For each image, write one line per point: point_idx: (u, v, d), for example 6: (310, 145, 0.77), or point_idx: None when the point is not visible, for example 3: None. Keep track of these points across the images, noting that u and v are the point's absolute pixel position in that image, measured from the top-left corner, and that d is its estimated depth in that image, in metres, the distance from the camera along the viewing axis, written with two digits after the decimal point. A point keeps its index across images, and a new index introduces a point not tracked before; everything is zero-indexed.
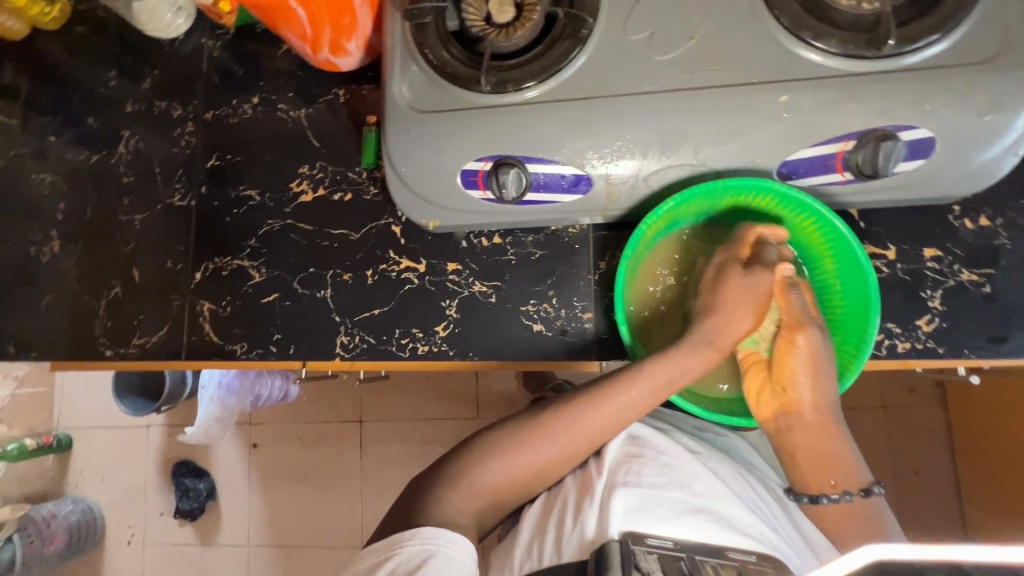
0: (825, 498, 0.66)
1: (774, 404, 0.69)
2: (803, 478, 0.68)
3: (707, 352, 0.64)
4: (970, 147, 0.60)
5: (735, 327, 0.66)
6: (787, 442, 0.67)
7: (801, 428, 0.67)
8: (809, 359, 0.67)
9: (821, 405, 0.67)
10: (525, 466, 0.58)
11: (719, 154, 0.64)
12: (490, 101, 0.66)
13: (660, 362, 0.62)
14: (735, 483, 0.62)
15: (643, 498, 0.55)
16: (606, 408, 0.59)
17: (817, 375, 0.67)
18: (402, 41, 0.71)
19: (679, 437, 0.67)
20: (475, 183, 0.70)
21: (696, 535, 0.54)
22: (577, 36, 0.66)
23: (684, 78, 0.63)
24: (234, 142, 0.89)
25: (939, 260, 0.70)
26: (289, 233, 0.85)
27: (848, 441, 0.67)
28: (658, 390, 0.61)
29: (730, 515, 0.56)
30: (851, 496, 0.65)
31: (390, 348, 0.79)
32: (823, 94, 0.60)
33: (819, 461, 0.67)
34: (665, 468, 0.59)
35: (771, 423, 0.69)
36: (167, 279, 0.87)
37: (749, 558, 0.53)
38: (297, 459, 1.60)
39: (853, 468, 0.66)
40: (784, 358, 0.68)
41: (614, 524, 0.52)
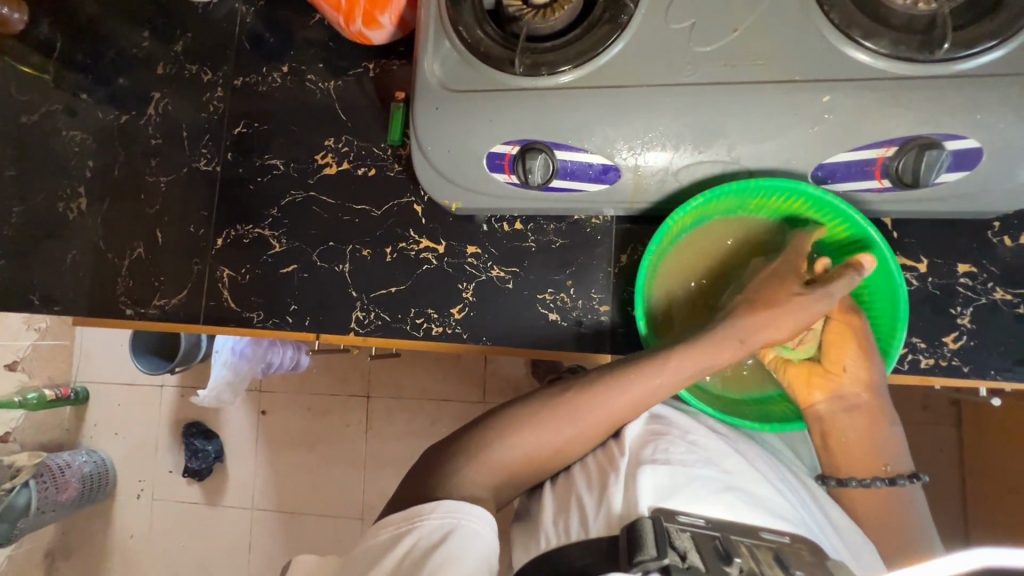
0: (879, 482, 0.63)
1: (826, 390, 0.66)
2: (854, 465, 0.65)
3: (737, 349, 0.62)
4: (1019, 161, 0.58)
5: (777, 321, 0.63)
6: (840, 424, 0.65)
7: (859, 411, 0.65)
8: (862, 343, 0.65)
9: (875, 389, 0.65)
10: (536, 454, 0.57)
11: (754, 152, 0.63)
12: (523, 84, 0.65)
13: (686, 355, 0.61)
14: (764, 468, 0.61)
15: (674, 476, 0.53)
16: (627, 390, 0.59)
17: (873, 360, 0.65)
18: (436, 17, 0.70)
19: (702, 418, 0.66)
20: (502, 166, 0.69)
21: (727, 514, 0.52)
22: (617, 21, 0.64)
23: (724, 71, 0.61)
24: (262, 110, 0.89)
25: (972, 276, 0.67)
26: (311, 205, 0.85)
27: (898, 428, 0.66)
28: (689, 376, 0.61)
29: (759, 497, 0.55)
30: (904, 482, 0.63)
31: (404, 326, 0.79)
32: (868, 96, 0.58)
33: (871, 443, 0.65)
34: (692, 447, 0.58)
35: (823, 407, 0.66)
36: (189, 243, 0.88)
37: (783, 540, 0.50)
38: (304, 428, 1.62)
39: (901, 452, 0.65)
40: (835, 340, 0.67)
41: (644, 499, 0.50)
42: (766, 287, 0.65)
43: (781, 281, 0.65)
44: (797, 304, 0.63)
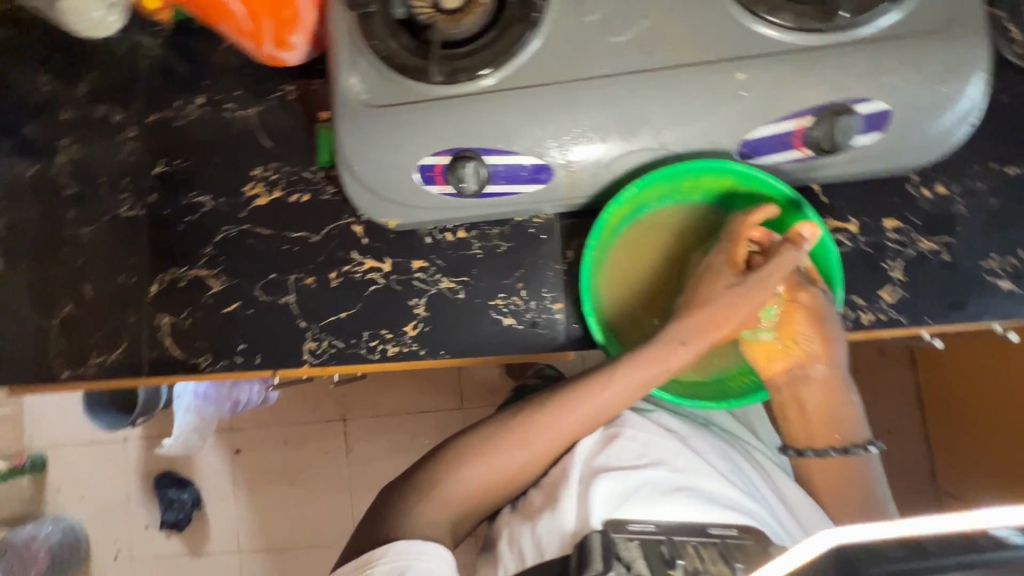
0: (833, 451, 0.66)
1: (784, 362, 0.67)
2: (811, 436, 0.67)
3: (682, 350, 0.62)
4: (923, 117, 0.61)
5: (715, 314, 0.64)
6: (797, 393, 0.66)
7: (813, 382, 0.66)
8: (813, 315, 0.65)
9: (831, 362, 0.66)
10: (498, 468, 0.59)
11: (681, 136, 0.63)
12: (446, 93, 0.65)
13: (633, 362, 0.61)
14: (714, 455, 0.65)
15: (625, 483, 0.57)
16: (576, 410, 0.59)
17: (825, 333, 0.65)
18: (346, 32, 0.67)
19: (658, 417, 0.68)
20: (433, 178, 0.67)
21: (677, 513, 0.57)
22: (529, 18, 0.64)
23: (639, 60, 0.62)
24: (182, 146, 0.85)
25: (899, 230, 0.70)
26: (247, 239, 0.82)
27: (854, 399, 0.67)
28: (641, 383, 0.60)
29: (708, 490, 0.60)
30: (858, 450, 0.66)
31: (359, 351, 0.77)
32: (778, 70, 0.60)
33: (826, 415, 0.67)
34: (645, 447, 0.61)
35: (781, 378, 0.67)
36: (121, 294, 0.83)
37: (729, 533, 0.55)
38: (283, 461, 1.58)
39: (855, 422, 0.67)
40: (789, 317, 0.66)
41: (596, 514, 0.55)
42: (700, 284, 0.66)
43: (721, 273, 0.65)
44: (733, 293, 0.64)
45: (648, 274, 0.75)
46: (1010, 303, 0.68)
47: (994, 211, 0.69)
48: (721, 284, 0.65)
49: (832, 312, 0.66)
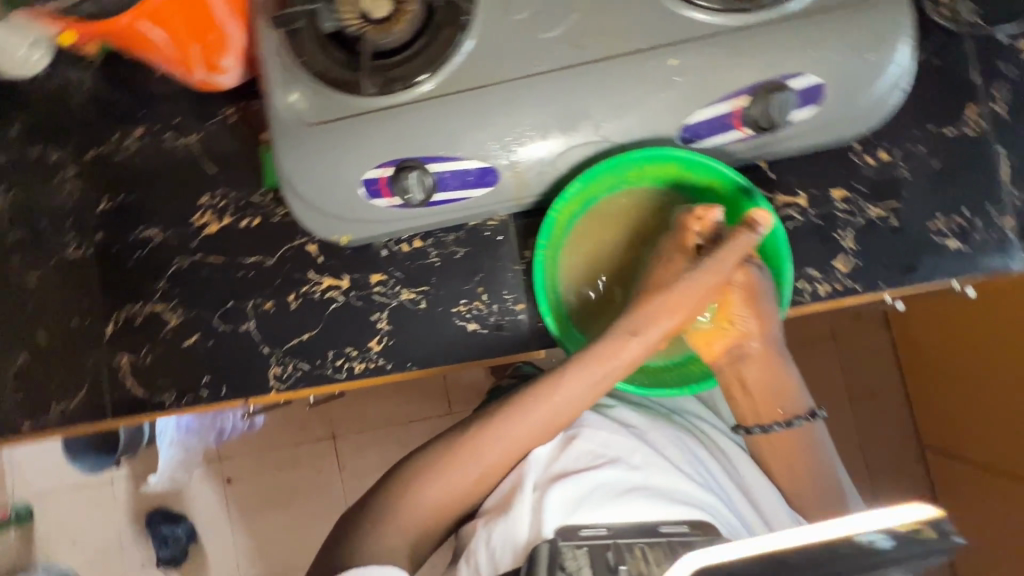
0: (777, 426, 0.67)
1: (723, 344, 0.67)
2: (756, 413, 0.68)
3: (630, 345, 0.62)
4: (856, 86, 0.62)
5: (661, 304, 0.64)
6: (739, 372, 0.67)
7: (749, 360, 0.67)
8: (746, 296, 0.66)
9: (767, 337, 0.67)
10: (466, 476, 0.60)
11: (621, 127, 0.63)
12: (382, 104, 0.64)
13: (585, 361, 0.62)
14: (671, 448, 0.66)
15: (579, 488, 0.59)
16: (532, 415, 0.61)
17: (759, 310, 0.66)
18: (276, 50, 0.66)
19: (615, 411, 0.69)
20: (380, 191, 0.66)
21: (629, 513, 0.58)
22: (458, 21, 0.63)
23: (572, 54, 0.62)
24: (125, 181, 0.82)
25: (847, 199, 0.71)
26: (200, 269, 0.80)
27: (793, 371, 0.68)
28: (593, 382, 0.61)
29: (662, 487, 0.61)
30: (801, 421, 0.67)
31: (326, 371, 0.76)
32: (709, 53, 0.60)
33: (766, 389, 0.67)
34: (601, 449, 0.63)
35: (721, 359, 0.68)
36: (75, 337, 0.81)
37: (681, 529, 0.56)
38: (276, 485, 1.55)
39: (797, 393, 0.68)
40: (726, 298, 0.66)
41: (548, 523, 0.57)
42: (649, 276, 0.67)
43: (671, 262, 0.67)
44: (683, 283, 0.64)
45: (604, 268, 0.75)
46: (959, 261, 0.70)
47: (936, 172, 0.70)
48: (671, 274, 0.66)
49: (769, 290, 0.66)
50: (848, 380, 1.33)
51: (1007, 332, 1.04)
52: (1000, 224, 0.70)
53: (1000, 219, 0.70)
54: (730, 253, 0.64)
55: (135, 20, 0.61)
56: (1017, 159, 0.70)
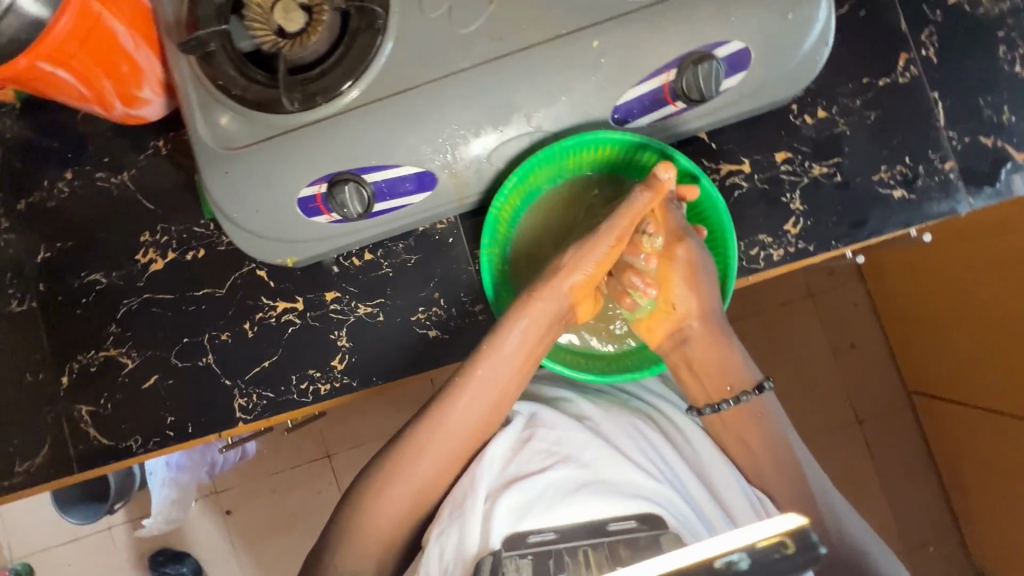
0: (726, 404, 0.69)
1: (667, 327, 0.71)
2: (706, 391, 0.71)
3: (534, 300, 0.65)
4: (782, 48, 0.61)
5: (571, 265, 0.67)
6: (685, 354, 0.70)
7: (692, 341, 0.70)
8: (688, 271, 0.68)
9: (706, 312, 0.69)
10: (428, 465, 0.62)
11: (552, 115, 0.62)
12: (305, 120, 0.62)
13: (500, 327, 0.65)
14: (624, 439, 0.65)
15: (528, 492, 0.58)
16: (462, 390, 0.64)
17: (699, 289, 0.69)
18: (192, 79, 0.64)
19: (574, 404, 0.71)
20: (318, 209, 0.65)
21: (579, 513, 0.56)
22: (374, 26, 0.61)
23: (494, 46, 0.60)
24: (62, 227, 0.80)
25: (791, 161, 0.71)
26: (151, 308, 0.78)
27: (736, 347, 0.71)
28: (511, 346, 0.65)
29: (614, 481, 0.59)
30: (749, 396, 0.69)
31: (291, 397, 0.75)
32: (631, 30, 0.59)
33: (711, 370, 0.70)
34: (555, 447, 0.63)
35: (665, 344, 0.71)
36: (30, 395, 0.78)
37: (629, 525, 0.55)
38: (276, 511, 1.50)
39: (742, 370, 0.70)
40: (666, 274, 0.69)
41: (496, 532, 0.56)
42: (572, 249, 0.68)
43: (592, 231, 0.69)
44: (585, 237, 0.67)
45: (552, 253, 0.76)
46: (907, 210, 0.70)
47: (875, 124, 0.70)
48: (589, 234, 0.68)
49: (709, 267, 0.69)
50: (830, 336, 1.33)
51: (990, 277, 1.04)
52: (943, 168, 0.70)
53: (943, 163, 0.70)
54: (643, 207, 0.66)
55: (35, 63, 0.56)
56: (952, 102, 0.70)
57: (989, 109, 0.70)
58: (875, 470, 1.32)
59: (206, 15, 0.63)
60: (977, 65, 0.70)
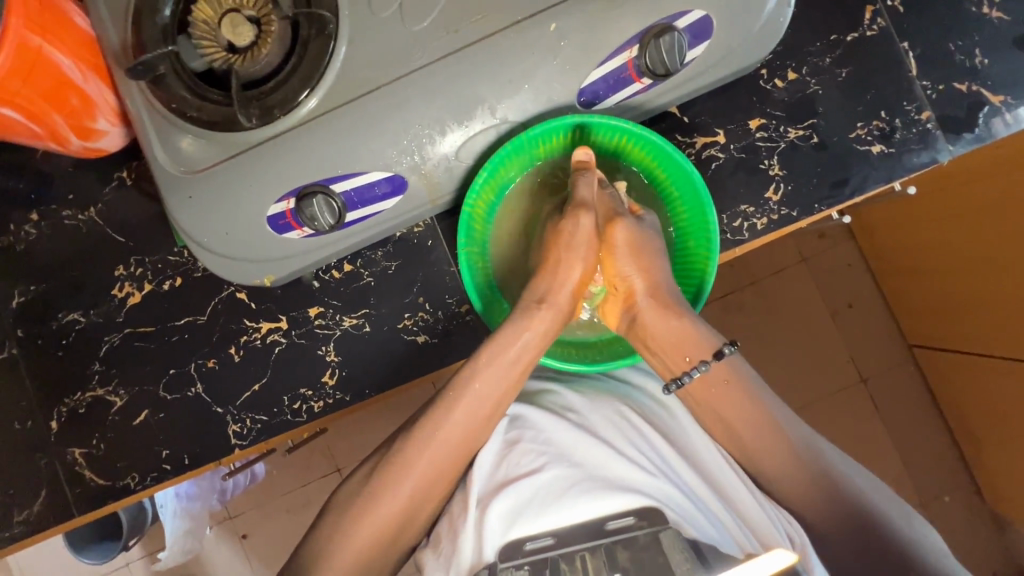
0: (687, 376, 0.65)
1: (618, 308, 0.71)
2: (665, 367, 0.67)
3: (541, 314, 0.66)
4: (744, 11, 0.60)
5: (560, 265, 0.68)
6: (640, 333, 0.68)
7: (641, 318, 0.68)
8: (628, 246, 0.68)
9: (654, 287, 0.68)
10: (430, 468, 0.61)
11: (517, 104, 0.61)
12: (265, 135, 0.61)
13: (504, 339, 0.64)
14: (611, 430, 0.65)
15: (519, 497, 0.59)
16: (457, 407, 0.62)
17: (640, 261, 0.68)
18: (145, 105, 0.62)
19: (561, 395, 0.70)
20: (289, 224, 0.63)
21: (572, 516, 0.57)
22: (325, 32, 0.59)
23: (450, 40, 0.59)
24: (33, 270, 0.78)
25: (765, 127, 0.69)
26: (134, 343, 0.76)
27: (689, 315, 0.66)
28: (515, 353, 0.64)
29: (607, 476, 0.60)
30: (706, 365, 0.65)
31: (285, 417, 0.74)
32: (588, 9, 0.58)
33: (664, 341, 0.66)
34: (543, 447, 0.63)
35: (624, 327, 0.70)
36: (20, 443, 0.76)
37: (628, 522, 0.56)
38: (290, 530, 1.49)
39: (700, 338, 0.66)
40: (607, 253, 0.70)
41: (490, 543, 0.57)
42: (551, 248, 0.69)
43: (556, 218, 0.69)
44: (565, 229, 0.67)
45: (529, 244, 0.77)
46: (887, 165, 0.69)
47: (847, 81, 0.69)
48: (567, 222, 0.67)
49: (653, 238, 0.69)
50: (826, 299, 1.33)
51: (984, 237, 1.04)
52: (920, 119, 0.69)
53: (919, 114, 0.69)
54: (589, 191, 0.67)
55: None
56: (922, 51, 0.69)
57: (960, 53, 0.69)
58: (883, 428, 1.32)
59: (153, 38, 0.61)
60: (944, 11, 0.69)
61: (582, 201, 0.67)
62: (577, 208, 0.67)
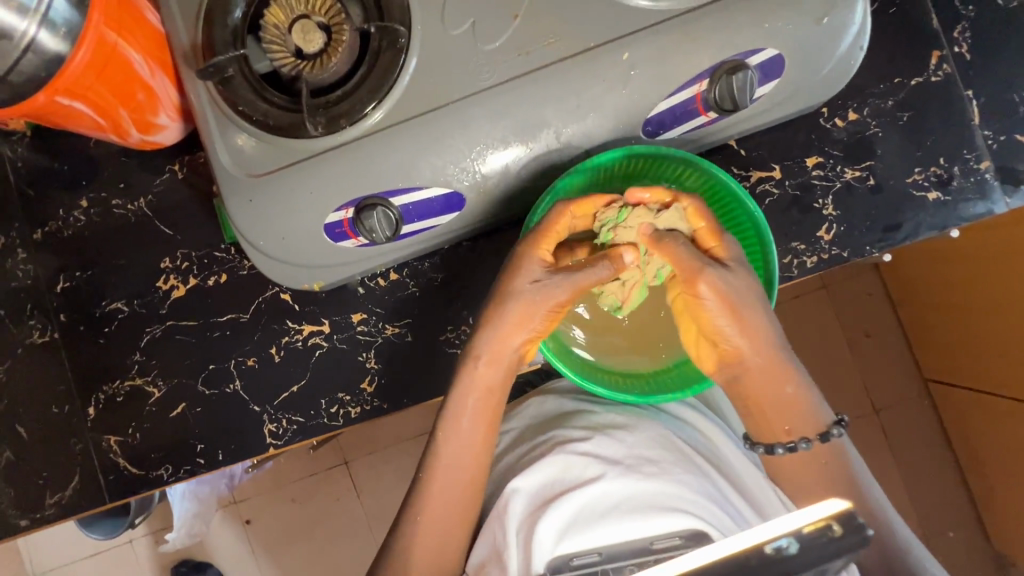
0: (780, 448, 0.64)
1: (713, 358, 0.66)
2: (758, 427, 0.66)
3: (480, 371, 0.64)
4: (817, 52, 0.60)
5: (511, 321, 0.63)
6: (740, 391, 0.65)
7: (748, 377, 0.64)
8: (723, 306, 0.62)
9: (762, 348, 0.63)
10: (469, 476, 0.64)
11: (582, 130, 0.61)
12: (328, 143, 0.61)
13: (454, 404, 0.64)
14: (657, 448, 0.65)
15: (567, 512, 0.59)
16: (458, 433, 0.64)
17: (744, 328, 0.62)
18: (210, 102, 0.63)
19: (602, 415, 0.71)
20: (345, 233, 0.64)
21: (619, 534, 0.58)
22: (396, 45, 0.59)
23: (520, 61, 0.59)
24: (81, 256, 0.78)
25: (822, 166, 0.69)
26: (175, 336, 0.77)
27: (800, 383, 0.64)
28: (469, 426, 0.64)
29: (654, 495, 0.60)
30: (807, 444, 0.64)
31: (322, 421, 0.75)
32: (662, 41, 0.58)
33: (767, 411, 0.64)
34: (589, 460, 0.63)
35: (720, 375, 0.66)
36: (58, 426, 0.77)
37: (674, 543, 0.56)
38: (297, 519, 1.49)
39: (808, 413, 0.64)
40: (700, 314, 0.63)
41: (539, 559, 0.57)
42: (519, 313, 0.63)
43: (516, 270, 0.63)
44: (528, 289, 0.63)
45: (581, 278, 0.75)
46: (942, 212, 0.69)
47: (907, 124, 0.69)
48: (521, 279, 0.63)
49: (750, 296, 0.62)
50: (848, 329, 1.32)
51: (1009, 283, 1.04)
52: (978, 168, 0.68)
53: (978, 163, 0.68)
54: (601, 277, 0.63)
55: (53, 98, 0.56)
56: (986, 100, 0.69)
57: None
58: (897, 461, 1.32)
59: (223, 39, 0.61)
60: (1011, 61, 0.69)
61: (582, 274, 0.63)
62: (558, 280, 0.62)
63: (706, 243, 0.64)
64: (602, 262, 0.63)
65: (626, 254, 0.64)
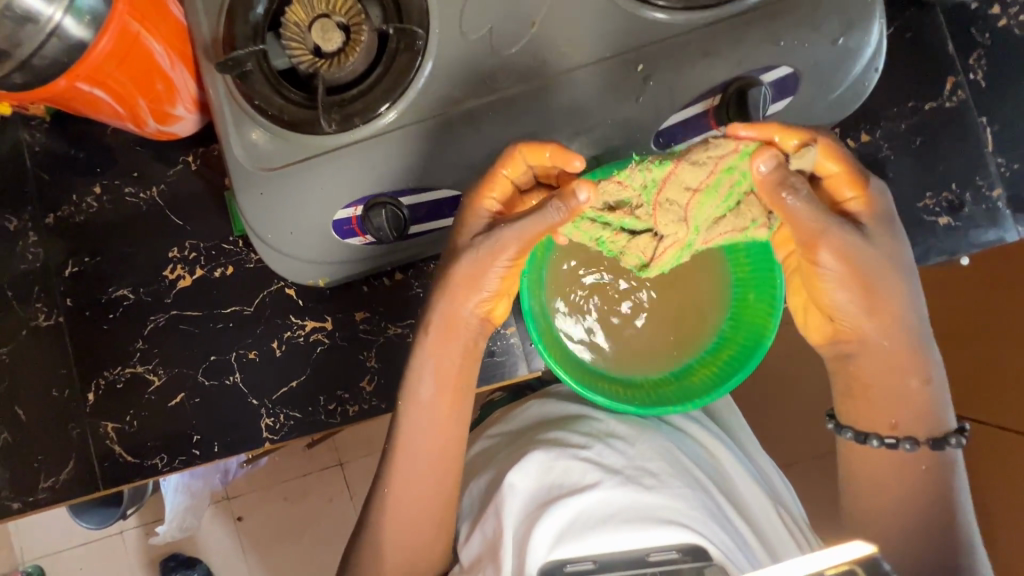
0: (876, 440, 0.59)
1: (829, 330, 0.61)
2: (855, 412, 0.61)
3: (430, 340, 0.63)
4: (831, 73, 0.60)
5: (460, 275, 0.60)
6: (853, 373, 0.60)
7: (863, 358, 0.59)
8: (849, 276, 0.56)
9: (891, 329, 0.57)
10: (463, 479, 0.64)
11: (595, 138, 0.61)
12: (342, 141, 0.61)
13: (411, 374, 0.63)
14: (657, 460, 0.65)
15: (565, 515, 0.58)
16: (421, 415, 0.63)
17: (873, 304, 0.56)
18: (227, 96, 0.63)
19: (603, 423, 0.70)
20: (353, 230, 0.64)
21: (616, 543, 0.56)
22: (413, 47, 0.60)
23: (536, 68, 0.59)
24: (91, 242, 0.79)
25: None
26: (178, 325, 0.77)
27: (927, 379, 0.58)
28: (427, 394, 0.63)
29: (652, 506, 0.59)
30: (911, 445, 0.58)
31: (319, 417, 0.74)
32: (678, 55, 0.58)
33: (876, 399, 0.59)
34: (589, 465, 0.63)
35: (829, 351, 0.62)
36: (57, 410, 0.77)
37: (672, 556, 0.55)
38: (288, 518, 1.48)
39: (927, 414, 0.58)
40: (813, 280, 0.58)
41: (533, 558, 0.56)
42: (471, 265, 0.60)
43: (465, 227, 0.60)
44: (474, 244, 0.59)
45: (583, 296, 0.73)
46: (953, 238, 0.68)
47: (920, 149, 0.69)
48: (466, 232, 0.60)
49: (888, 270, 0.56)
50: None
51: None
52: (991, 196, 0.68)
53: (991, 190, 0.68)
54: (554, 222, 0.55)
55: (74, 83, 0.57)
56: (1001, 128, 0.69)
57: None
58: None
59: (244, 35, 0.62)
60: None
61: (531, 221, 0.56)
62: (504, 230, 0.57)
63: (844, 191, 0.56)
64: (549, 205, 0.54)
65: (578, 192, 0.52)
